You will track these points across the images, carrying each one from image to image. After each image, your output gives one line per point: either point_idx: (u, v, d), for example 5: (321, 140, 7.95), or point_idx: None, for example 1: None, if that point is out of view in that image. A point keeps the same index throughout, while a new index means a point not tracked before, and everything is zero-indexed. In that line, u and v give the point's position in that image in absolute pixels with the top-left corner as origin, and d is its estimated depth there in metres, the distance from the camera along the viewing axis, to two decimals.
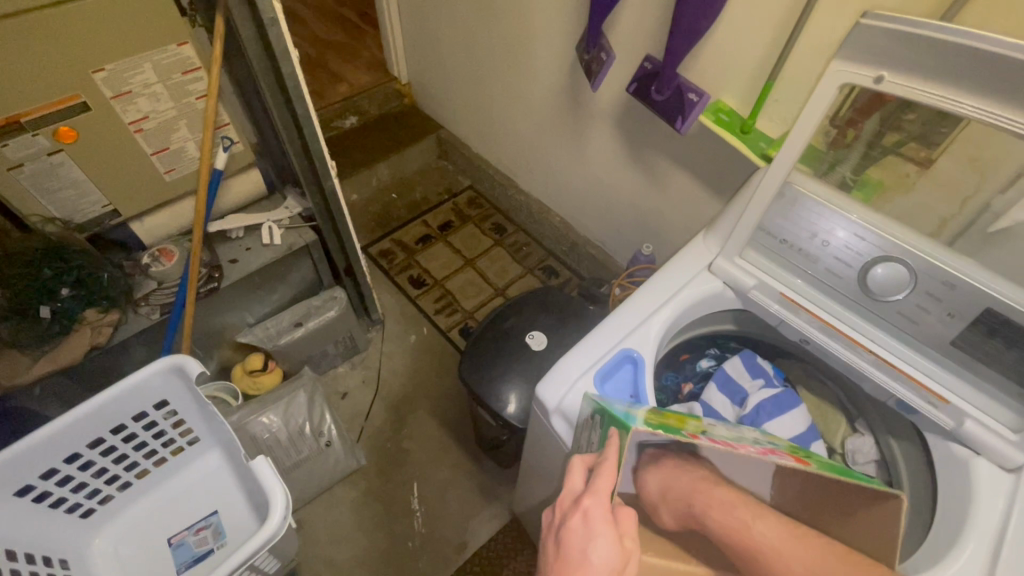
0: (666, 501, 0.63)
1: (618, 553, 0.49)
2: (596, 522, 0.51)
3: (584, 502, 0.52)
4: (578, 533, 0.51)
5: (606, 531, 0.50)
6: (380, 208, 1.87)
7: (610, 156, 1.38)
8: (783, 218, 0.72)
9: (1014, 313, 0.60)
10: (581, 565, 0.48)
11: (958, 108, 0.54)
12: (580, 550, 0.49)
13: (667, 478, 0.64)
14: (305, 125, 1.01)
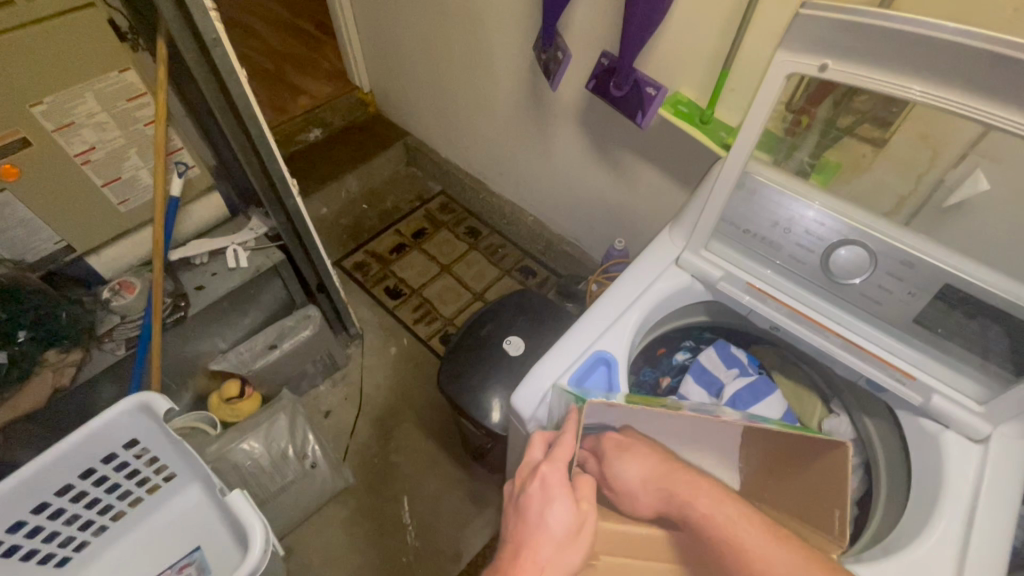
0: (649, 492, 0.64)
1: (574, 515, 0.54)
2: (553, 486, 0.55)
3: (542, 468, 0.56)
4: (536, 500, 0.55)
5: (562, 496, 0.54)
6: (351, 220, 1.84)
7: (575, 152, 1.37)
8: (744, 208, 0.73)
9: (970, 288, 0.61)
10: (540, 527, 0.53)
11: (897, 92, 0.56)
12: (540, 515, 0.53)
13: (649, 469, 0.64)
14: (260, 144, 0.99)
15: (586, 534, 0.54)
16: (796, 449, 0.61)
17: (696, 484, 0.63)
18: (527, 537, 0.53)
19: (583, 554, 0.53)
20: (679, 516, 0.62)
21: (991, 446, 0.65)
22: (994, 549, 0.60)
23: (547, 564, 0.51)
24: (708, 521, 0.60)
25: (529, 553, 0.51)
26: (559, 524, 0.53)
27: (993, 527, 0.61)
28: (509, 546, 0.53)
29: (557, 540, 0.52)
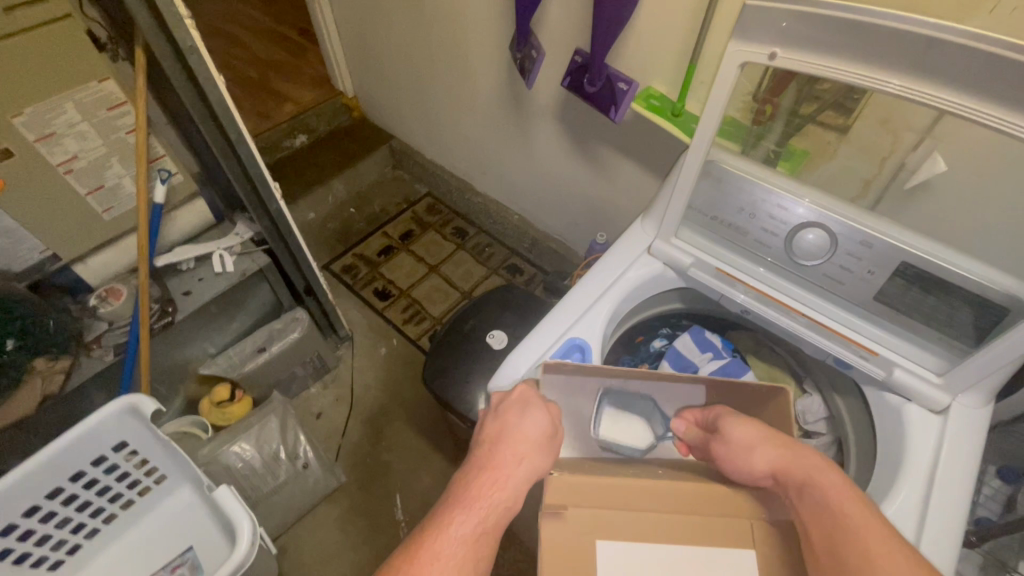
0: (766, 457, 0.61)
1: (549, 422, 0.61)
2: (530, 398, 0.62)
3: (520, 385, 0.64)
4: (515, 411, 0.61)
5: (538, 405, 0.61)
6: (338, 223, 1.86)
7: (555, 149, 1.40)
8: (711, 195, 0.75)
9: (924, 264, 0.64)
10: (518, 429, 0.59)
11: (874, 85, 0.57)
12: (518, 423, 0.60)
13: (771, 435, 0.62)
14: (241, 148, 1.01)
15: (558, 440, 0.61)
16: (758, 394, 0.68)
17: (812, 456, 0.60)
18: (507, 436, 0.59)
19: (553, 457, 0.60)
20: (792, 488, 0.59)
21: (951, 416, 0.67)
22: (955, 513, 0.62)
23: (524, 458, 0.57)
24: (823, 498, 0.56)
25: (506, 450, 0.58)
26: (535, 428, 0.59)
27: (953, 492, 0.63)
28: (487, 444, 0.59)
29: (533, 442, 0.58)
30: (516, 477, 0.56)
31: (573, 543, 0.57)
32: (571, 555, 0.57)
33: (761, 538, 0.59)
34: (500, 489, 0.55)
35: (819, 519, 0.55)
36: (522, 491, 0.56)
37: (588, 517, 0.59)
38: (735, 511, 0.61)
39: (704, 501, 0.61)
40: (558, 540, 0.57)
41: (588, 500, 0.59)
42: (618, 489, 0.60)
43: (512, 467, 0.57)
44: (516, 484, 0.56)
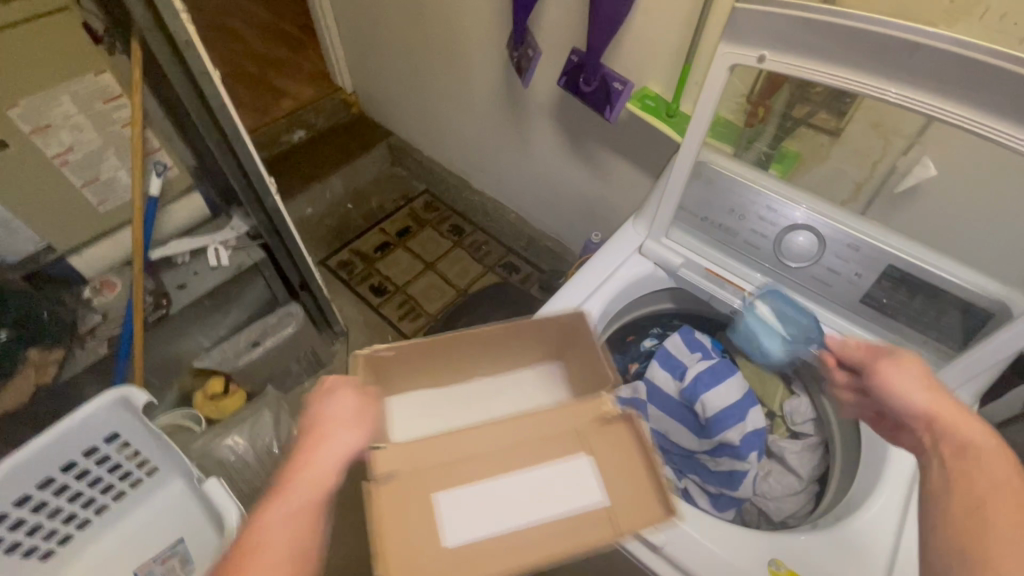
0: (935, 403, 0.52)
1: (357, 401, 0.54)
2: (335, 384, 0.55)
3: (326, 376, 0.57)
4: (317, 399, 0.54)
5: (344, 388, 0.54)
6: (334, 219, 1.86)
7: (552, 148, 1.40)
8: (701, 196, 0.76)
9: (910, 268, 0.65)
10: (324, 418, 0.52)
11: (874, 94, 0.57)
12: (320, 410, 0.53)
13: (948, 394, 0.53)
14: (237, 144, 1.01)
15: (369, 413, 0.53)
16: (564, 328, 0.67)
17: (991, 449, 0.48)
18: (315, 427, 0.51)
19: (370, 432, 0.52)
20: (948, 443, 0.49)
21: None
22: None
23: (331, 442, 0.50)
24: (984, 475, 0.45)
25: (313, 438, 0.51)
26: (342, 409, 0.53)
27: None
28: (298, 441, 0.51)
29: (337, 421, 0.52)
30: (320, 460, 0.49)
31: (406, 507, 0.52)
32: (410, 521, 0.52)
33: (605, 446, 0.56)
34: (304, 475, 0.48)
35: (998, 501, 0.43)
36: (332, 473, 0.49)
37: (419, 469, 0.53)
38: (569, 429, 0.57)
39: (532, 427, 0.56)
40: (394, 507, 0.52)
41: (411, 461, 0.53)
42: (444, 442, 0.54)
43: (318, 454, 0.50)
44: (323, 472, 0.49)
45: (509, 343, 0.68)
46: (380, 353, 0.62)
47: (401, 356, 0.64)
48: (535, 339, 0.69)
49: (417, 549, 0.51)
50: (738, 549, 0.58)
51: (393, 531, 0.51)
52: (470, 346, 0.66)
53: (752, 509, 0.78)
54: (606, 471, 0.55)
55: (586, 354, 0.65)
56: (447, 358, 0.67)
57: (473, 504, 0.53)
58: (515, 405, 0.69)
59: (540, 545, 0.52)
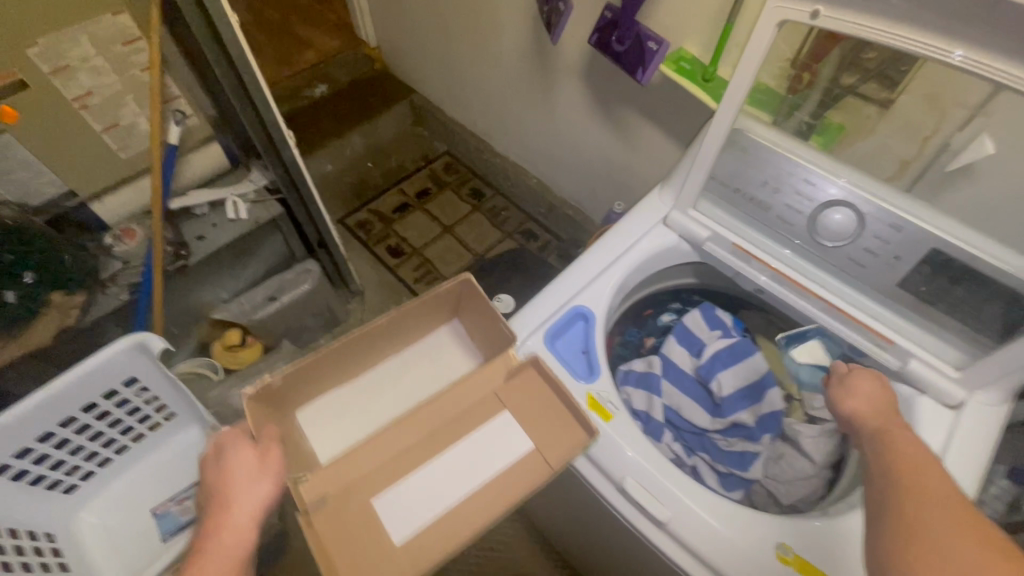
0: (863, 409, 0.62)
1: (255, 454, 0.58)
2: (228, 448, 0.58)
3: (218, 442, 0.59)
4: (214, 467, 0.58)
5: (239, 448, 0.58)
6: (354, 177, 1.83)
7: (578, 112, 1.35)
8: (735, 166, 0.72)
9: (958, 253, 0.60)
10: (227, 480, 0.56)
11: (936, 56, 0.52)
12: (218, 476, 0.57)
13: (881, 400, 0.63)
14: (255, 93, 0.99)
15: (273, 459, 0.57)
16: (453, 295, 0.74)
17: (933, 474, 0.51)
18: (223, 493, 0.55)
19: (279, 477, 0.56)
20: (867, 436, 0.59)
21: (964, 413, 0.64)
22: None
23: (244, 498, 0.55)
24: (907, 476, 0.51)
25: (221, 505, 0.55)
26: (242, 465, 0.57)
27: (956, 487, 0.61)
28: (211, 509, 0.55)
29: (241, 477, 0.56)
30: (234, 523, 0.54)
31: (348, 516, 0.58)
32: (354, 532, 0.57)
33: (516, 398, 0.65)
34: (216, 548, 0.52)
35: (943, 509, 0.46)
36: (251, 522, 0.54)
37: (351, 480, 0.59)
38: (488, 392, 0.65)
39: (446, 408, 0.64)
40: (335, 525, 0.57)
41: (334, 482, 0.58)
42: (362, 457, 0.60)
43: (236, 506, 0.55)
44: (242, 528, 0.53)
45: (407, 325, 0.74)
46: (268, 386, 0.64)
47: (295, 378, 0.66)
48: (428, 314, 0.76)
49: (370, 554, 0.57)
50: (746, 528, 0.56)
51: (339, 544, 0.56)
52: (367, 338, 0.71)
53: (761, 491, 0.75)
54: (526, 422, 0.64)
55: (480, 313, 0.73)
56: (353, 356, 0.72)
57: (410, 503, 0.59)
58: (439, 369, 0.77)
59: (488, 505, 0.60)
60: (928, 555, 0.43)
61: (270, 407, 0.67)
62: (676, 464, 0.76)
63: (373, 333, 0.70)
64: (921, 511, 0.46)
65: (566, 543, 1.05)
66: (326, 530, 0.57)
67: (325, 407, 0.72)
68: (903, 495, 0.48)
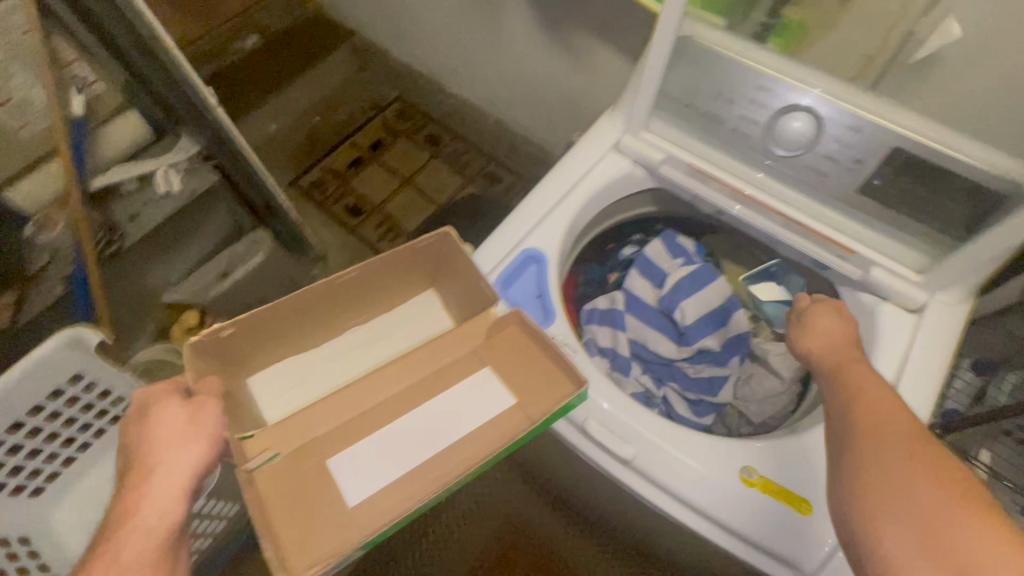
0: (822, 345, 0.59)
1: (185, 411, 0.52)
2: (150, 406, 0.52)
3: (138, 396, 0.53)
4: (134, 427, 0.52)
5: (164, 406, 0.52)
6: (302, 133, 1.67)
7: (529, 36, 1.26)
8: (686, 78, 0.66)
9: (920, 149, 0.56)
10: (149, 442, 0.50)
11: None
12: (139, 440, 0.51)
13: (844, 333, 0.60)
14: (157, 46, 0.90)
15: (206, 418, 0.52)
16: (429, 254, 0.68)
17: (891, 400, 0.50)
18: (142, 460, 0.50)
19: (214, 434, 0.52)
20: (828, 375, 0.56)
21: (925, 316, 0.64)
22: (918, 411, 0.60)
23: (167, 463, 0.50)
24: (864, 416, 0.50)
25: (139, 473, 0.49)
26: (168, 422, 0.51)
27: (920, 390, 0.61)
28: (127, 479, 0.50)
29: (161, 442, 0.50)
30: (155, 493, 0.49)
31: (303, 476, 0.56)
32: (308, 492, 0.55)
33: (494, 354, 0.62)
34: (135, 519, 0.47)
35: (900, 448, 0.46)
36: (175, 489, 0.49)
37: (306, 442, 0.58)
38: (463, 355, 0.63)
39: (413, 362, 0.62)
40: (288, 488, 0.55)
41: (291, 440, 0.58)
42: (322, 417, 0.59)
43: (151, 473, 0.49)
44: (159, 497, 0.49)
45: (381, 281, 0.69)
46: (220, 335, 0.60)
47: (247, 333, 0.62)
48: (403, 272, 0.70)
49: (320, 517, 0.54)
50: (710, 457, 0.56)
51: (289, 509, 0.54)
52: (326, 295, 0.65)
53: (734, 412, 0.77)
54: (501, 377, 0.61)
55: (459, 270, 0.68)
56: (317, 314, 0.67)
57: (367, 461, 0.57)
58: (413, 327, 0.72)
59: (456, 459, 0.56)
60: (888, 505, 0.43)
61: (223, 363, 0.63)
62: (647, 398, 0.76)
63: (333, 291, 0.65)
64: (886, 465, 0.45)
65: (552, 482, 1.07)
66: (277, 488, 0.55)
67: (278, 373, 0.68)
68: (865, 445, 0.47)
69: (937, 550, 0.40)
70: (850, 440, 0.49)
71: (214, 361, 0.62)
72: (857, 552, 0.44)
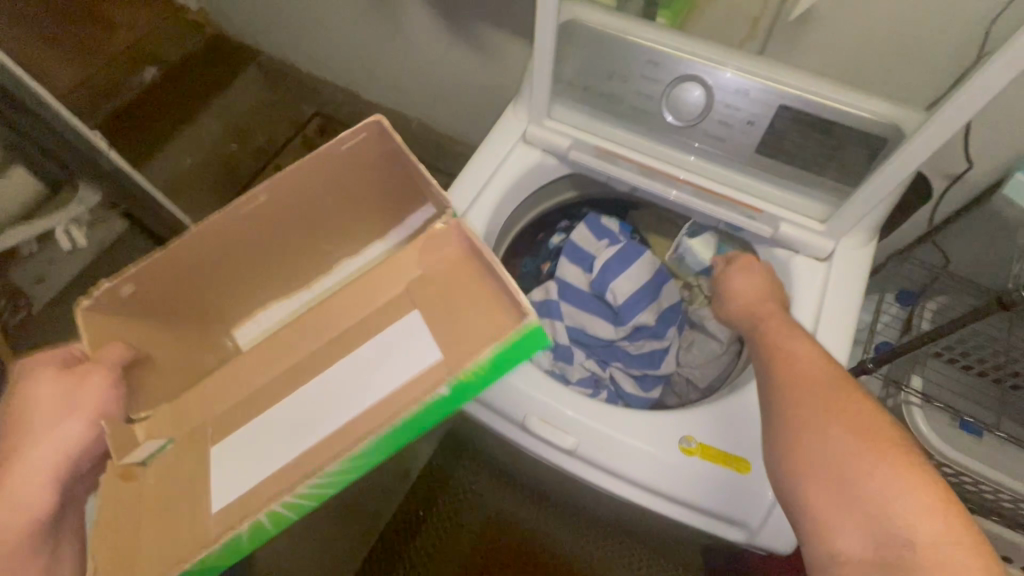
0: (739, 299, 0.63)
1: (65, 384, 0.47)
2: (30, 377, 0.47)
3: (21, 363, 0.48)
4: (13, 398, 0.47)
5: (44, 379, 0.47)
6: (220, 164, 1.59)
7: (434, 34, 1.23)
8: (578, 62, 0.66)
9: (803, 104, 0.58)
10: (31, 418, 0.46)
11: None
12: (15, 401, 0.47)
13: (758, 288, 0.63)
14: (26, 96, 0.81)
15: (91, 388, 0.48)
16: (371, 162, 0.58)
17: (810, 354, 0.52)
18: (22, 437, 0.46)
19: (95, 410, 0.48)
20: (751, 332, 0.59)
21: (834, 263, 0.66)
22: (839, 354, 0.63)
23: (46, 443, 0.46)
24: (790, 369, 0.51)
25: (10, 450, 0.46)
26: (50, 394, 0.47)
27: (839, 335, 0.63)
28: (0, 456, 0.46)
29: (45, 413, 0.46)
30: (29, 461, 0.46)
31: (178, 471, 0.48)
32: (183, 487, 0.47)
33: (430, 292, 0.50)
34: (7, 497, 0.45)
35: (825, 402, 0.47)
36: (50, 469, 0.46)
37: (193, 428, 0.52)
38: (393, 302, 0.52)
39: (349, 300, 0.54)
40: (161, 478, 0.48)
41: (181, 427, 0.53)
42: (221, 408, 0.53)
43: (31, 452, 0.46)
44: (36, 474, 0.46)
45: (301, 208, 0.59)
46: (119, 296, 0.53)
47: (189, 278, 0.58)
48: (352, 189, 0.60)
49: (182, 521, 0.45)
50: (654, 434, 0.56)
51: (147, 508, 0.47)
52: (280, 227, 0.60)
53: (681, 380, 0.78)
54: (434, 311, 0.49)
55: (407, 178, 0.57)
56: (246, 253, 0.60)
57: (251, 448, 0.47)
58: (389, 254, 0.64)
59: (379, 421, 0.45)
60: (813, 459, 0.44)
61: (195, 303, 0.61)
62: (594, 382, 0.76)
63: (282, 218, 0.59)
64: (818, 424, 0.46)
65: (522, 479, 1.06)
66: (151, 486, 0.48)
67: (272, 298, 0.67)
68: (795, 401, 0.48)
69: (858, 500, 0.42)
70: (782, 394, 0.50)
71: (178, 306, 0.59)
72: (788, 507, 0.46)
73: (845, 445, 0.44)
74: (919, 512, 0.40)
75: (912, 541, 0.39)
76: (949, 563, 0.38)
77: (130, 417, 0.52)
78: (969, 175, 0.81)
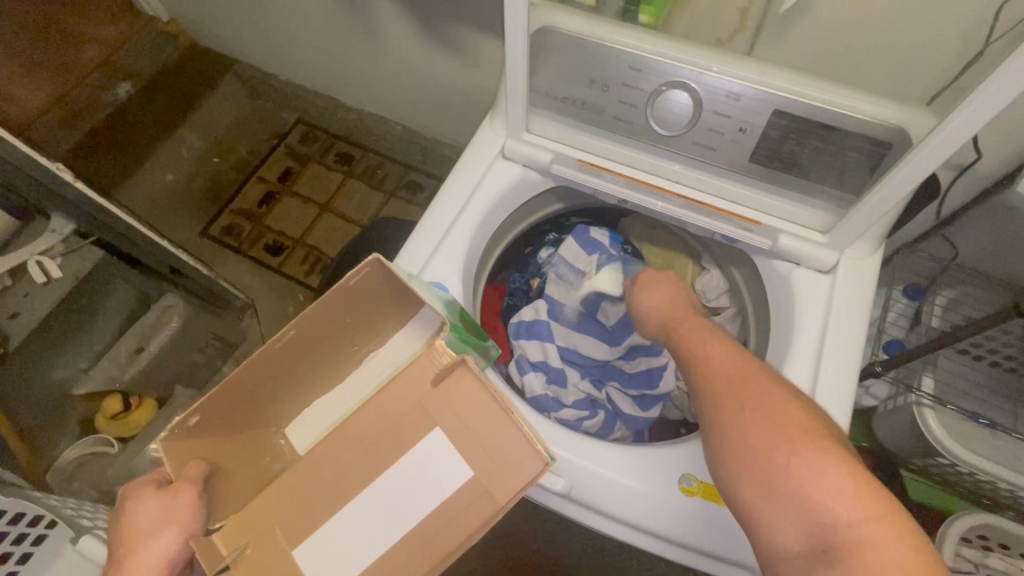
0: (651, 308, 0.62)
1: (162, 502, 0.48)
2: (137, 499, 0.48)
3: (129, 485, 0.50)
4: (119, 518, 0.48)
5: (145, 498, 0.48)
6: (203, 179, 1.55)
7: (410, 36, 1.18)
8: (555, 71, 0.62)
9: (799, 109, 0.54)
10: (133, 539, 0.47)
11: None
12: (121, 525, 0.48)
13: (671, 302, 0.62)
14: None
15: (183, 506, 0.48)
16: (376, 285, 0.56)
17: (734, 355, 0.52)
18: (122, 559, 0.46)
19: (187, 524, 0.47)
20: (671, 334, 0.58)
21: (838, 275, 0.62)
22: (851, 375, 0.58)
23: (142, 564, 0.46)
24: (709, 370, 0.51)
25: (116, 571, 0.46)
26: (146, 514, 0.47)
27: (850, 354, 0.59)
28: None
29: (142, 531, 0.47)
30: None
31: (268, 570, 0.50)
32: None
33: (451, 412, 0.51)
34: None
35: (746, 399, 0.47)
36: None
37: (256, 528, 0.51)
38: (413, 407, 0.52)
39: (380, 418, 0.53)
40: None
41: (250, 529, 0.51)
42: (277, 510, 0.52)
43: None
44: None
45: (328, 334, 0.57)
46: (188, 427, 0.51)
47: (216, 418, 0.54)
48: (361, 307, 0.58)
49: None
50: (651, 469, 0.54)
51: None
52: (297, 353, 0.57)
53: (682, 394, 0.74)
54: (461, 433, 0.51)
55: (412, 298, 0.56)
56: (285, 377, 0.58)
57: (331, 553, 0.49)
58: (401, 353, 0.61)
59: (431, 541, 0.49)
60: (739, 458, 0.45)
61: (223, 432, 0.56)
62: (590, 403, 0.73)
63: (301, 347, 0.56)
64: (739, 421, 0.46)
65: None
66: None
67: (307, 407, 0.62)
68: (723, 400, 0.48)
69: (779, 488, 0.42)
70: None
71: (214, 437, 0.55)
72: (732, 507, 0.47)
73: (764, 439, 0.44)
74: (838, 494, 0.41)
75: (836, 522, 0.40)
76: (870, 537, 0.39)
77: (209, 528, 0.50)
78: (977, 166, 0.76)
